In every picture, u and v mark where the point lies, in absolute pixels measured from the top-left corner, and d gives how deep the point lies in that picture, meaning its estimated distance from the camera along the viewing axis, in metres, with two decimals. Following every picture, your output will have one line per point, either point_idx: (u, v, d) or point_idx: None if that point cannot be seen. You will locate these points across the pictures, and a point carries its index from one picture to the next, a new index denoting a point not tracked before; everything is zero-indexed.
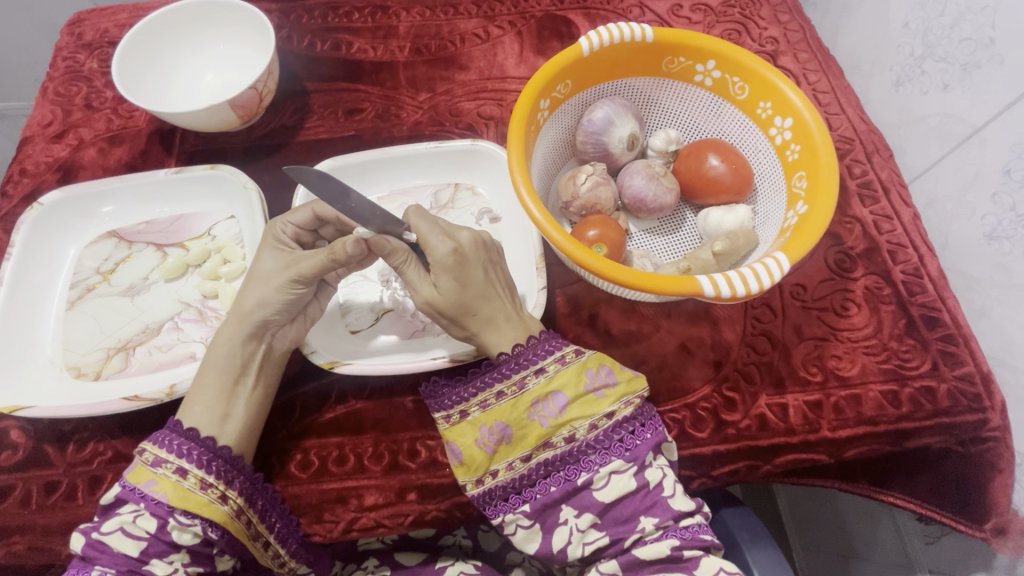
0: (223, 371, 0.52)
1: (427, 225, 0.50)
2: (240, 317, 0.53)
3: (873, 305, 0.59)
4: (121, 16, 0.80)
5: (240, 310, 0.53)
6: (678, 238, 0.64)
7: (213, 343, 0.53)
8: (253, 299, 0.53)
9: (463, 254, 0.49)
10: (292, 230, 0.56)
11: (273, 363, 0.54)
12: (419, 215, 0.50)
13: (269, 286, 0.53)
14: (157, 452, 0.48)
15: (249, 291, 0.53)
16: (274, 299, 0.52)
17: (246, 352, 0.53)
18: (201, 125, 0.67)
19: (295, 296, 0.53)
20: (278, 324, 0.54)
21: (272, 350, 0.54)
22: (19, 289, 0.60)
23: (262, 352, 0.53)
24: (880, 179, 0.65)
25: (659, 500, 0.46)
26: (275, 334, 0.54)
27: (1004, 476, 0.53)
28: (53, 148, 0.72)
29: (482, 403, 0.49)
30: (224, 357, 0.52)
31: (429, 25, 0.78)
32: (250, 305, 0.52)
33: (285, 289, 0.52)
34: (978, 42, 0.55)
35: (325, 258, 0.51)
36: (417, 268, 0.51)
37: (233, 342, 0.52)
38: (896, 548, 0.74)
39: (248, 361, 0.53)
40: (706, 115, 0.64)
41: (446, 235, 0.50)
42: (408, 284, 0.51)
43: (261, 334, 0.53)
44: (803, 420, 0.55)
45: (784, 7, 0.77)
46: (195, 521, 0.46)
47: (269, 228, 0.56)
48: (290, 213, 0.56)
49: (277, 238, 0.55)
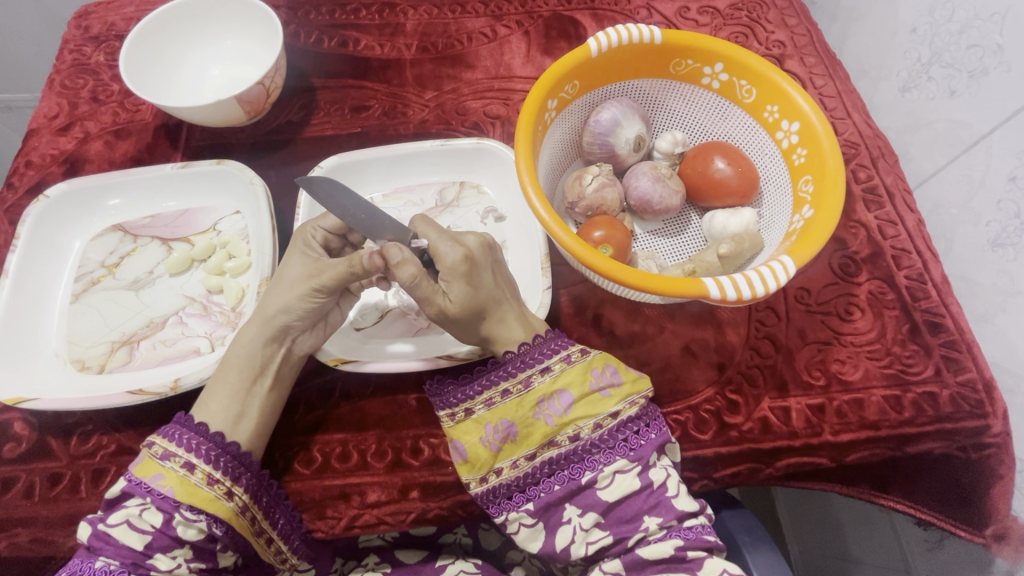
0: (241, 372, 0.52)
1: (434, 233, 0.51)
2: (260, 321, 0.53)
3: (876, 310, 0.59)
4: (129, 9, 0.80)
5: (264, 312, 0.53)
6: (683, 240, 0.64)
7: (235, 341, 0.53)
8: (276, 302, 0.53)
9: (473, 259, 0.50)
10: (322, 235, 0.56)
11: (289, 366, 0.54)
12: (425, 223, 0.51)
13: (291, 291, 0.53)
14: (166, 445, 0.48)
15: (272, 295, 0.54)
16: (296, 307, 0.52)
17: (265, 355, 0.53)
18: (209, 121, 0.67)
19: (317, 304, 0.53)
20: (298, 329, 0.54)
21: (292, 353, 0.54)
22: (25, 282, 0.60)
23: (281, 356, 0.53)
24: (885, 184, 0.65)
25: (663, 500, 0.46)
26: (295, 340, 0.54)
27: (1004, 482, 0.53)
28: (58, 140, 0.72)
29: (488, 400, 0.49)
30: (243, 359, 0.52)
31: (436, 23, 0.78)
32: (273, 308, 0.52)
33: (309, 297, 0.53)
34: (986, 49, 0.55)
35: (345, 269, 0.52)
36: (429, 282, 0.49)
37: (256, 342, 0.52)
38: (893, 552, 0.74)
39: (267, 363, 0.53)
40: (711, 117, 0.64)
41: (454, 240, 0.50)
42: (420, 298, 0.50)
43: (282, 338, 0.53)
44: (805, 423, 0.55)
45: (791, 11, 0.77)
46: (199, 516, 0.46)
47: (299, 231, 0.56)
48: (322, 218, 0.56)
49: (306, 242, 0.56)
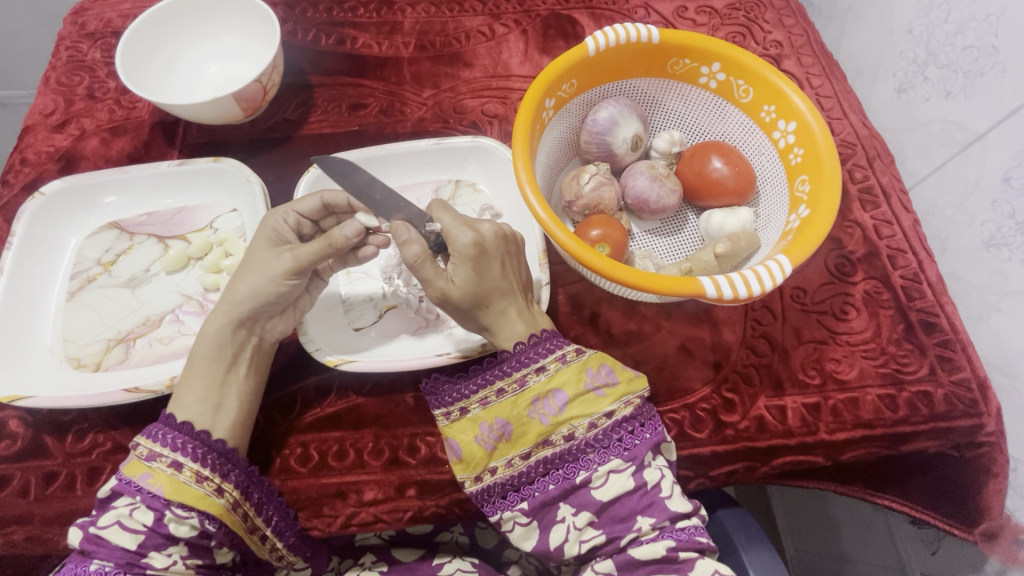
0: (214, 362, 0.52)
1: (449, 218, 0.50)
2: (230, 305, 0.52)
3: (871, 309, 0.59)
4: (125, 6, 0.80)
5: (232, 298, 0.53)
6: (680, 239, 0.64)
7: (201, 333, 0.53)
8: (247, 289, 0.52)
9: (484, 246, 0.49)
10: (294, 220, 0.56)
11: (262, 353, 0.55)
12: (442, 209, 0.51)
13: (263, 277, 0.52)
14: (150, 446, 0.47)
15: (242, 280, 0.53)
16: (268, 293, 0.52)
17: (235, 344, 0.53)
18: (205, 118, 0.66)
19: (290, 287, 0.53)
20: (267, 316, 0.54)
21: (263, 341, 0.55)
22: (20, 279, 0.60)
23: (252, 343, 0.54)
24: (880, 185, 0.66)
25: (657, 501, 0.46)
26: (265, 326, 0.55)
27: (998, 480, 0.54)
28: (54, 137, 0.72)
29: (483, 399, 0.49)
30: (214, 349, 0.52)
31: (434, 21, 0.77)
32: (241, 294, 0.52)
33: (283, 280, 0.52)
34: (981, 50, 0.56)
35: (322, 247, 0.51)
36: (433, 264, 0.49)
37: (223, 329, 0.52)
38: (888, 551, 0.74)
39: (240, 351, 0.53)
40: (708, 117, 0.65)
41: (469, 227, 0.50)
42: (423, 280, 0.50)
43: (252, 327, 0.54)
44: (801, 422, 0.55)
45: (788, 11, 0.77)
46: (191, 513, 0.45)
47: (270, 216, 0.55)
48: (295, 203, 0.56)
49: (278, 229, 0.55)
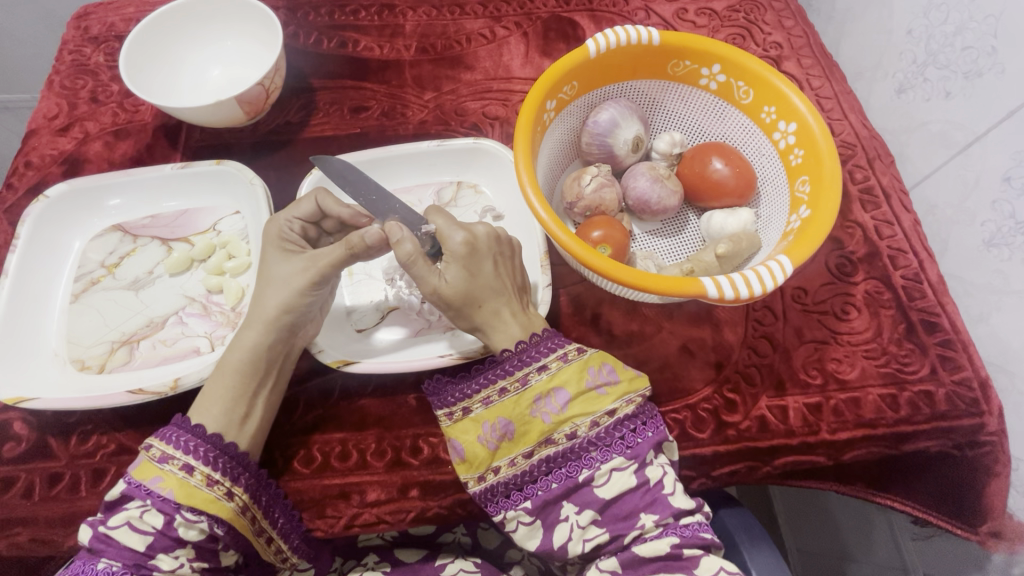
0: (245, 375, 0.51)
1: (443, 219, 0.51)
2: (264, 320, 0.52)
3: (872, 309, 0.60)
4: (128, 10, 0.81)
5: (266, 314, 0.52)
6: (680, 240, 0.64)
7: (235, 344, 0.53)
8: (276, 301, 0.52)
9: (476, 245, 0.50)
10: (298, 226, 0.56)
11: (290, 363, 0.55)
12: (437, 212, 0.52)
13: (289, 287, 0.52)
14: (164, 448, 0.48)
15: (269, 294, 0.53)
16: (298, 305, 0.52)
17: (271, 357, 0.53)
18: (207, 121, 0.67)
19: (315, 297, 0.53)
20: (302, 326, 0.54)
21: (294, 351, 0.55)
22: (24, 282, 0.61)
23: (284, 356, 0.54)
24: (881, 185, 0.66)
25: (660, 497, 0.46)
26: (299, 334, 0.55)
27: (1000, 479, 0.54)
28: (58, 140, 0.72)
29: (485, 399, 0.49)
30: (245, 362, 0.52)
31: (435, 24, 0.78)
32: (273, 307, 0.52)
33: (308, 291, 0.53)
34: (981, 50, 0.56)
35: (342, 252, 0.52)
36: (425, 262, 0.50)
37: (261, 347, 0.52)
38: (891, 552, 0.74)
39: (271, 364, 0.53)
40: (708, 118, 0.65)
41: (461, 228, 0.51)
42: (416, 279, 0.50)
43: (286, 340, 0.53)
44: (802, 422, 0.55)
45: (788, 12, 0.78)
46: (201, 517, 0.46)
47: (272, 224, 0.56)
48: (294, 208, 0.56)
49: (285, 235, 0.55)
